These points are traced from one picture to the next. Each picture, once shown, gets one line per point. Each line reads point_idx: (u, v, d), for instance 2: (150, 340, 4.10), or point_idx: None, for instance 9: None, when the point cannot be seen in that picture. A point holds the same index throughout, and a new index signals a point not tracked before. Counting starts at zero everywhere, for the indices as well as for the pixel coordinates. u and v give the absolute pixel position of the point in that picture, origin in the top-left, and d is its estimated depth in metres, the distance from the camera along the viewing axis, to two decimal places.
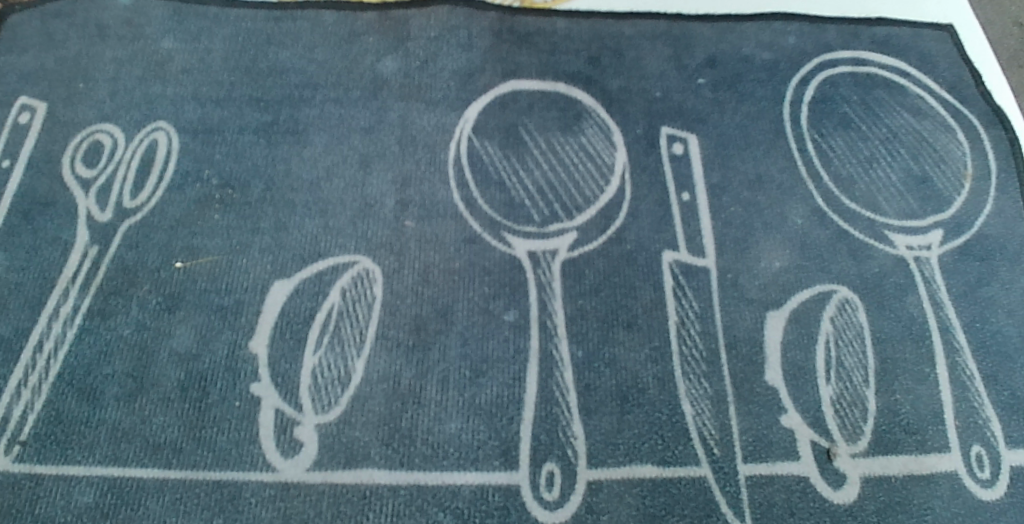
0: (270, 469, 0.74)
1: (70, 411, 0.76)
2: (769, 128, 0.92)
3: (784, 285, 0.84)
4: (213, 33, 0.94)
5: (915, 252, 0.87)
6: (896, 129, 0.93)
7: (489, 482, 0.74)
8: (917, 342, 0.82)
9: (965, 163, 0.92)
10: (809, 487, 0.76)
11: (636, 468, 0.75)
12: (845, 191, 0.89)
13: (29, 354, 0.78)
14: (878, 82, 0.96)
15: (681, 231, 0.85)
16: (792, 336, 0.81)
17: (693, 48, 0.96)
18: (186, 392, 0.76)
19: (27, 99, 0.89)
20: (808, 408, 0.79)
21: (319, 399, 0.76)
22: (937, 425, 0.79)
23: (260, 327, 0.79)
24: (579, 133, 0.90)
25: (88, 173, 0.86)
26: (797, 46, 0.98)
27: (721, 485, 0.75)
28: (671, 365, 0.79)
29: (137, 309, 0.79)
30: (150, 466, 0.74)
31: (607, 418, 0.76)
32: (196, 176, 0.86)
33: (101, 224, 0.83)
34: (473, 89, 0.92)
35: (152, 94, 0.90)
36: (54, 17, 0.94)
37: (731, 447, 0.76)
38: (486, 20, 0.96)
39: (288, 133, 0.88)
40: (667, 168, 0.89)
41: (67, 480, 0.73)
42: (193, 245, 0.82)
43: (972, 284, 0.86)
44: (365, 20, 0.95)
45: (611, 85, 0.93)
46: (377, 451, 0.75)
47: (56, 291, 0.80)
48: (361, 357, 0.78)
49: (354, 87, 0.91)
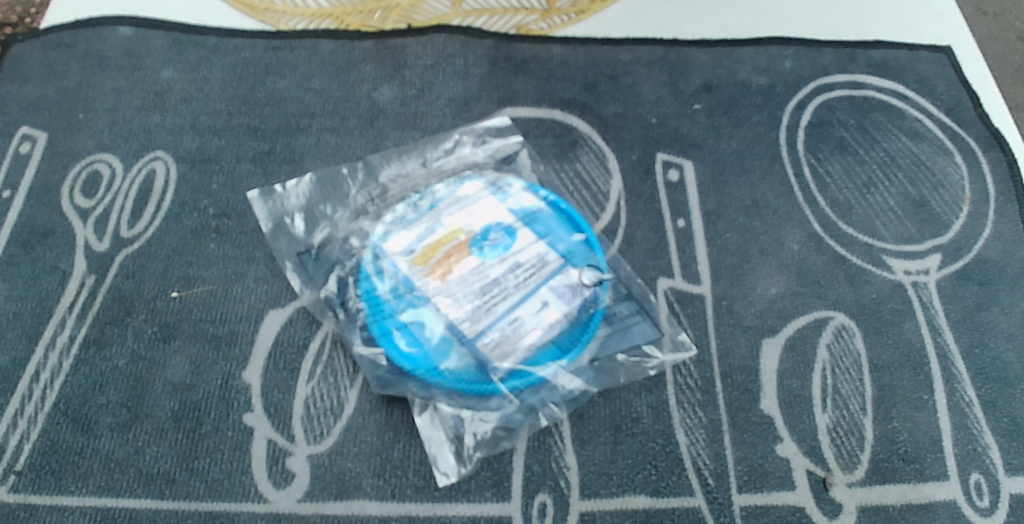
0: (262, 500, 0.74)
1: (65, 441, 0.76)
2: (766, 153, 0.92)
3: (780, 312, 0.83)
4: (212, 63, 0.95)
5: (913, 277, 0.86)
6: (892, 153, 0.93)
7: (481, 513, 0.73)
8: (914, 369, 0.81)
9: (963, 187, 0.92)
10: (805, 517, 0.75)
11: (629, 499, 0.74)
12: (841, 216, 0.89)
13: (26, 384, 0.78)
14: (875, 105, 0.96)
15: (676, 258, 0.85)
16: (788, 364, 0.81)
17: (689, 73, 0.97)
18: (179, 422, 0.76)
19: (29, 129, 0.91)
20: (804, 437, 0.78)
21: (312, 430, 0.76)
22: (936, 453, 0.78)
23: (254, 357, 0.79)
24: (574, 160, 0.90)
25: (86, 202, 0.87)
26: (793, 70, 0.98)
27: (715, 516, 0.74)
28: (665, 394, 0.78)
29: (133, 339, 0.80)
30: (143, 496, 0.74)
31: (601, 448, 0.76)
32: (193, 205, 0.86)
33: (98, 253, 0.84)
34: (469, 117, 0.92)
35: (151, 124, 0.91)
36: (55, 47, 0.96)
37: (726, 477, 0.76)
38: (482, 47, 0.97)
39: (284, 162, 0.89)
40: (662, 195, 0.89)
41: (60, 511, 0.73)
42: (189, 273, 0.83)
43: (971, 309, 0.85)
44: (362, 49, 0.97)
45: (606, 111, 0.94)
46: (368, 482, 0.74)
47: (53, 321, 0.81)
48: (354, 386, 0.78)
49: (350, 116, 0.92)
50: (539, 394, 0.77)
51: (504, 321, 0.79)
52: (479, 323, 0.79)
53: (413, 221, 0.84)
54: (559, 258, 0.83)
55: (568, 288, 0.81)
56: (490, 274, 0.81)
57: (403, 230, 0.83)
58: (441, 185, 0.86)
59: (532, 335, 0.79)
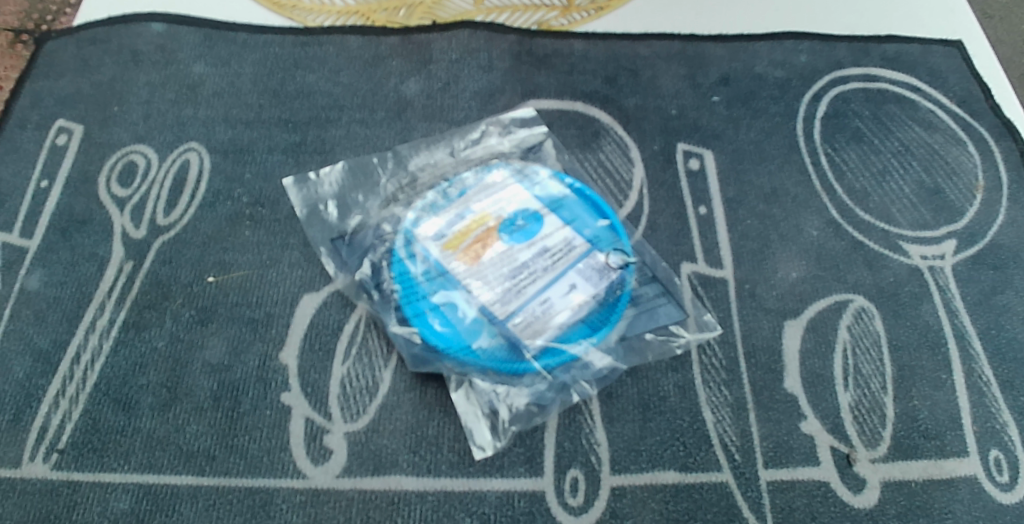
0: (301, 476, 0.76)
1: (106, 420, 0.78)
2: (784, 143, 0.95)
3: (801, 295, 0.85)
4: (242, 58, 0.98)
5: (929, 261, 0.88)
6: (907, 143, 0.96)
7: (514, 487, 0.75)
8: (933, 350, 0.83)
9: (977, 175, 0.94)
10: (830, 492, 0.77)
11: (659, 474, 0.76)
12: (858, 203, 0.91)
13: (67, 366, 0.80)
14: (889, 97, 0.99)
15: (699, 244, 0.87)
16: (810, 344, 0.83)
17: (707, 67, 0.99)
18: (218, 402, 0.78)
19: (65, 122, 0.93)
20: (827, 415, 0.80)
21: (348, 408, 0.78)
22: (956, 430, 0.80)
23: (291, 338, 0.81)
24: (597, 150, 0.93)
25: (123, 191, 0.89)
26: (808, 64, 1.00)
27: (742, 491, 0.76)
28: (691, 374, 0.80)
29: (171, 322, 0.82)
30: (184, 473, 0.76)
31: (630, 425, 0.78)
32: (228, 194, 0.89)
33: (135, 240, 0.86)
34: (494, 109, 0.95)
35: (184, 117, 0.94)
36: (89, 43, 0.98)
37: (752, 453, 0.77)
38: (505, 42, 1.00)
39: (315, 153, 0.91)
40: (683, 183, 0.91)
41: (103, 487, 0.75)
42: (225, 259, 0.85)
43: (987, 292, 0.87)
44: (388, 44, 0.99)
45: (628, 103, 0.96)
46: (405, 458, 0.76)
47: (93, 305, 0.83)
48: (389, 367, 0.80)
49: (378, 108, 0.95)
50: (570, 372, 0.79)
51: (535, 302, 0.81)
52: (510, 304, 0.81)
53: (443, 208, 0.86)
54: (585, 243, 0.84)
55: (595, 271, 0.83)
56: (519, 258, 0.83)
57: (434, 217, 0.85)
58: (470, 173, 0.88)
59: (562, 314, 0.81)
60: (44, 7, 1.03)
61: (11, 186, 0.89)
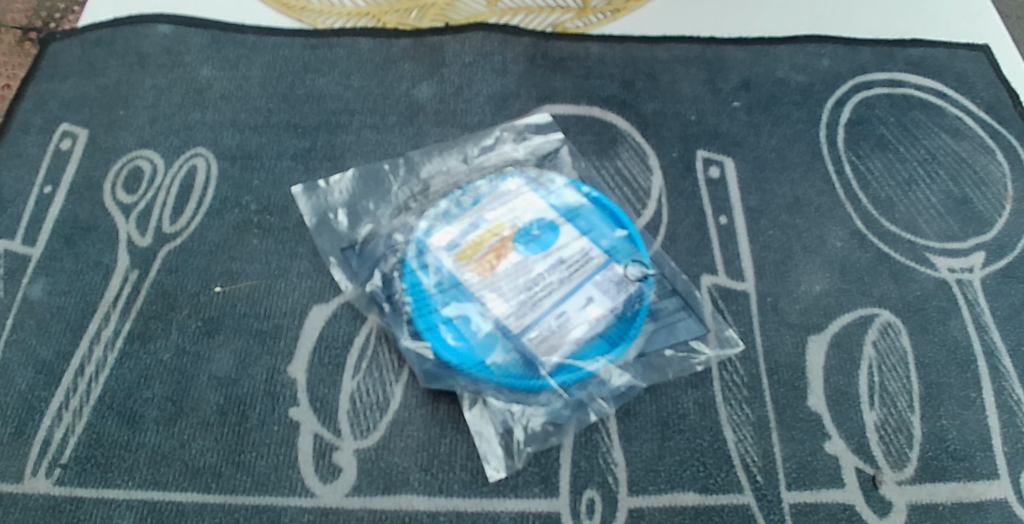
0: (310, 495, 0.73)
1: (110, 434, 0.76)
2: (806, 150, 0.92)
3: (825, 309, 0.82)
4: (251, 61, 0.96)
5: (957, 275, 0.85)
6: (933, 151, 0.93)
7: (529, 508, 0.73)
8: (961, 367, 0.81)
9: (1006, 184, 0.91)
10: (855, 515, 0.74)
11: (678, 496, 0.74)
12: (883, 213, 0.88)
13: (71, 378, 0.78)
14: (914, 103, 0.96)
15: (719, 255, 0.85)
16: (834, 361, 0.80)
17: (727, 72, 0.97)
18: (224, 416, 0.76)
19: (70, 126, 0.91)
20: (852, 434, 0.77)
21: (358, 424, 0.76)
22: (985, 452, 0.77)
23: (299, 351, 0.79)
24: (614, 157, 0.90)
25: (128, 198, 0.87)
26: (831, 68, 0.97)
27: (765, 514, 0.74)
28: (711, 391, 0.78)
29: (177, 333, 0.80)
30: (190, 490, 0.74)
31: (648, 444, 0.76)
32: (235, 201, 0.86)
33: (140, 248, 0.84)
34: (508, 114, 0.92)
35: (191, 121, 0.91)
36: (94, 45, 0.96)
37: (775, 474, 0.75)
38: (520, 45, 0.97)
39: (325, 159, 0.89)
40: (703, 192, 0.88)
41: (106, 504, 0.73)
42: (232, 269, 0.83)
43: (1017, 307, 0.84)
44: (400, 47, 0.97)
45: (646, 108, 0.94)
46: (416, 477, 0.74)
47: (97, 315, 0.81)
48: (400, 382, 0.78)
49: (390, 113, 0.92)
50: (587, 389, 0.77)
51: (551, 316, 0.79)
52: (525, 318, 0.79)
53: (457, 217, 0.84)
54: (602, 254, 0.82)
55: (613, 283, 0.81)
56: (534, 269, 0.81)
57: (446, 226, 0.83)
58: (484, 181, 0.86)
59: (578, 329, 0.79)
60: (50, 5, 1.01)
61: (14, 192, 0.86)
